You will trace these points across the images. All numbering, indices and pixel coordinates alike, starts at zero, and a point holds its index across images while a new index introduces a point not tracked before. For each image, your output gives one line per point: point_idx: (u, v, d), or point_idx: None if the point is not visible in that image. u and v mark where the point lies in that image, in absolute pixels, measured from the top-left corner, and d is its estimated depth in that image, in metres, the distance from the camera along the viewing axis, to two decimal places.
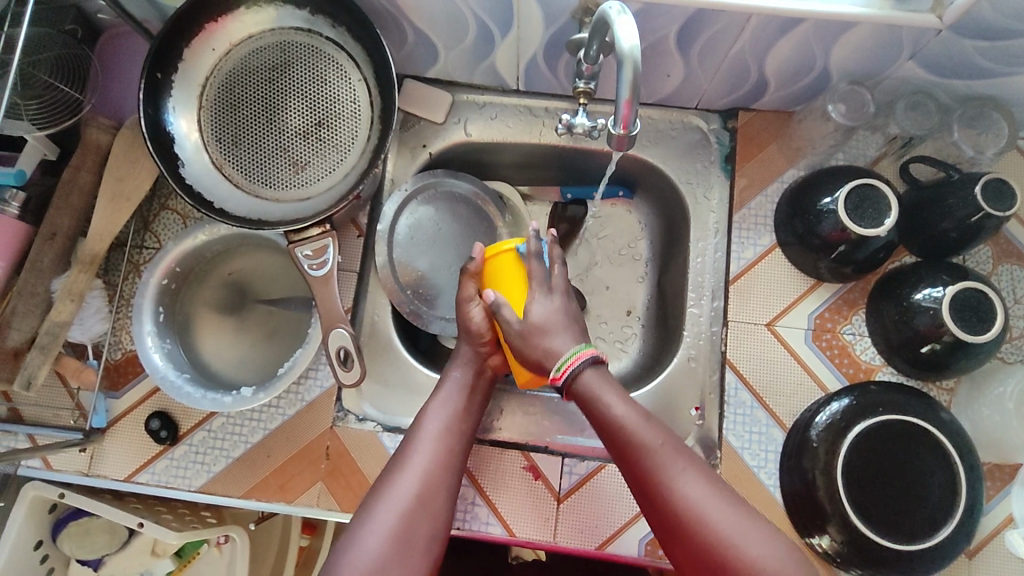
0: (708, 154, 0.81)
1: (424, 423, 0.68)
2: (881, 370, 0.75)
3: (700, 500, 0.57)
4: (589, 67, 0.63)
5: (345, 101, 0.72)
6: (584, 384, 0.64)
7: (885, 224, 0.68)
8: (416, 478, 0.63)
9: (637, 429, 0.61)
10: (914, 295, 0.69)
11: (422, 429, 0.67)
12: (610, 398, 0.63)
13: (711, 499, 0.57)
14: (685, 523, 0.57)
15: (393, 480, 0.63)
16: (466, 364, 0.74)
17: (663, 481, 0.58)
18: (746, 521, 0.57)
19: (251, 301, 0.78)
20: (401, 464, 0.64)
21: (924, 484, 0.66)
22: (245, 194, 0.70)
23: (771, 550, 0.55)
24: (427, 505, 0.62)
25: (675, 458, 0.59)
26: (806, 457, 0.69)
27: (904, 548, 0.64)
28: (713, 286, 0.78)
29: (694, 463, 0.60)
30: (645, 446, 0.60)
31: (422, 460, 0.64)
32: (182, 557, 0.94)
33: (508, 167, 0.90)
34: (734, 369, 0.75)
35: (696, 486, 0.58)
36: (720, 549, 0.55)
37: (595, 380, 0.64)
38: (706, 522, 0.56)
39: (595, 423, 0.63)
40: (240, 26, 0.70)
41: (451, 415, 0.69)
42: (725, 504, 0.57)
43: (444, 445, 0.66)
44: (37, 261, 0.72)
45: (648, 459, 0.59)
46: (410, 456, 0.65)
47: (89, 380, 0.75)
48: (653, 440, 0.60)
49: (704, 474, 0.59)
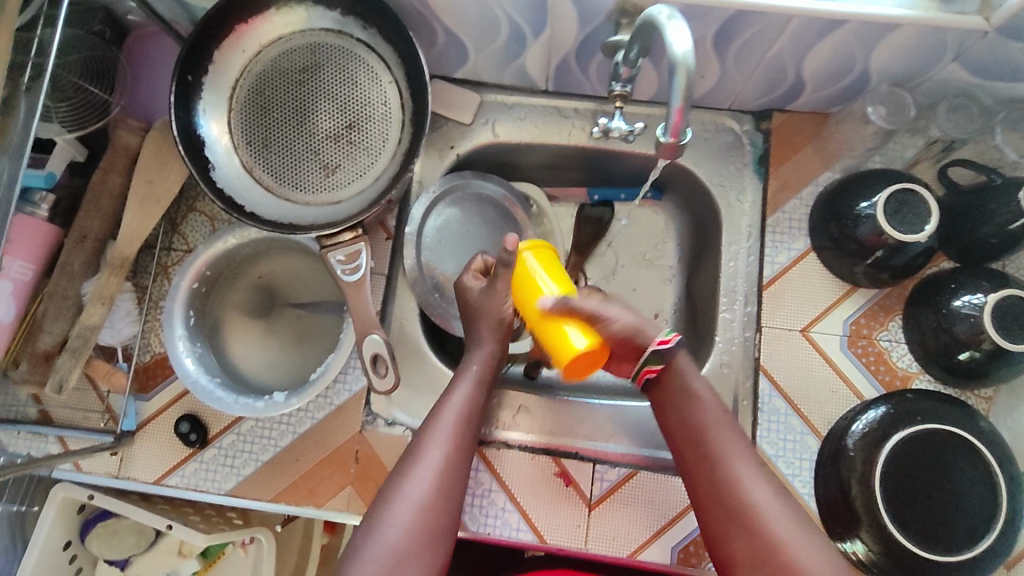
0: (741, 156, 0.79)
1: (441, 411, 0.64)
2: (918, 378, 0.74)
3: (764, 499, 0.56)
4: (628, 70, 0.62)
5: (376, 103, 0.71)
6: (676, 370, 0.64)
7: (924, 230, 0.66)
8: (433, 472, 0.60)
9: (713, 420, 0.61)
10: (953, 302, 0.68)
11: (437, 419, 0.63)
12: (695, 386, 0.63)
13: (773, 501, 0.56)
14: (744, 517, 0.56)
15: (407, 474, 0.59)
16: (484, 355, 0.69)
17: (729, 474, 0.58)
18: (800, 529, 0.55)
19: (281, 305, 0.78)
20: (416, 456, 0.61)
21: (963, 495, 0.65)
22: (276, 198, 0.70)
23: (824, 561, 0.53)
24: (443, 503, 0.59)
25: (748, 459, 0.59)
26: (842, 467, 0.68)
27: (943, 560, 0.63)
28: (746, 292, 0.77)
29: (762, 464, 0.59)
30: (720, 436, 0.60)
31: (439, 453, 0.61)
32: (207, 557, 0.93)
33: (536, 169, 0.89)
34: (768, 376, 0.75)
35: (760, 485, 0.57)
36: (777, 549, 0.54)
37: (682, 366, 0.64)
38: (765, 520, 0.55)
39: (678, 408, 0.63)
40: (271, 28, 0.70)
41: (467, 405, 0.65)
42: (785, 509, 0.56)
43: (458, 441, 0.62)
44: (68, 264, 0.72)
45: (720, 449, 0.59)
46: (426, 447, 0.61)
47: (119, 383, 0.75)
48: (730, 436, 0.60)
49: (769, 476, 0.58)
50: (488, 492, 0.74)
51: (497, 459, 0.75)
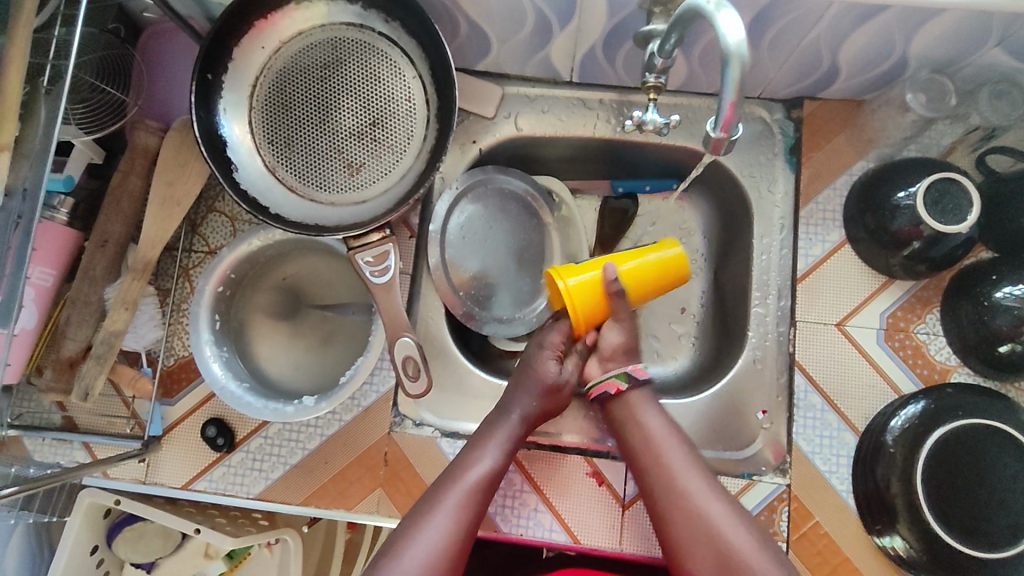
0: (772, 145, 0.77)
1: (462, 473, 0.64)
2: (957, 371, 0.72)
3: (716, 512, 0.61)
4: (663, 61, 0.60)
5: (400, 99, 0.69)
6: (630, 402, 0.68)
7: (967, 221, 0.65)
8: (448, 527, 0.61)
9: (668, 443, 0.65)
10: (994, 294, 0.66)
11: (457, 479, 0.64)
12: (649, 412, 0.67)
13: (727, 515, 0.61)
14: (700, 528, 0.60)
15: (422, 525, 0.61)
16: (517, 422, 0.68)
17: (682, 489, 0.62)
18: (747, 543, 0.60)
19: (306, 307, 0.77)
20: (429, 509, 0.62)
21: (1007, 491, 0.63)
22: (301, 198, 0.68)
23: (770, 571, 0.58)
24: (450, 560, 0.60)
25: (698, 477, 0.63)
26: (880, 464, 0.67)
27: (986, 556, 0.62)
28: (779, 284, 0.75)
29: (710, 480, 0.63)
30: (669, 453, 0.65)
31: (451, 513, 0.62)
32: (234, 557, 0.93)
33: (558, 162, 0.87)
34: (803, 372, 0.73)
35: (713, 500, 0.62)
36: (735, 559, 0.58)
37: (641, 396, 0.68)
38: (721, 532, 0.60)
39: (628, 433, 0.67)
40: (291, 23, 0.68)
41: (491, 469, 0.65)
42: (740, 524, 0.61)
43: (471, 506, 0.63)
44: (89, 269, 0.71)
45: (672, 466, 0.64)
46: (442, 501, 0.62)
47: (145, 389, 0.74)
48: (674, 452, 0.64)
49: (719, 492, 0.63)
50: (519, 493, 0.73)
51: (530, 460, 0.74)
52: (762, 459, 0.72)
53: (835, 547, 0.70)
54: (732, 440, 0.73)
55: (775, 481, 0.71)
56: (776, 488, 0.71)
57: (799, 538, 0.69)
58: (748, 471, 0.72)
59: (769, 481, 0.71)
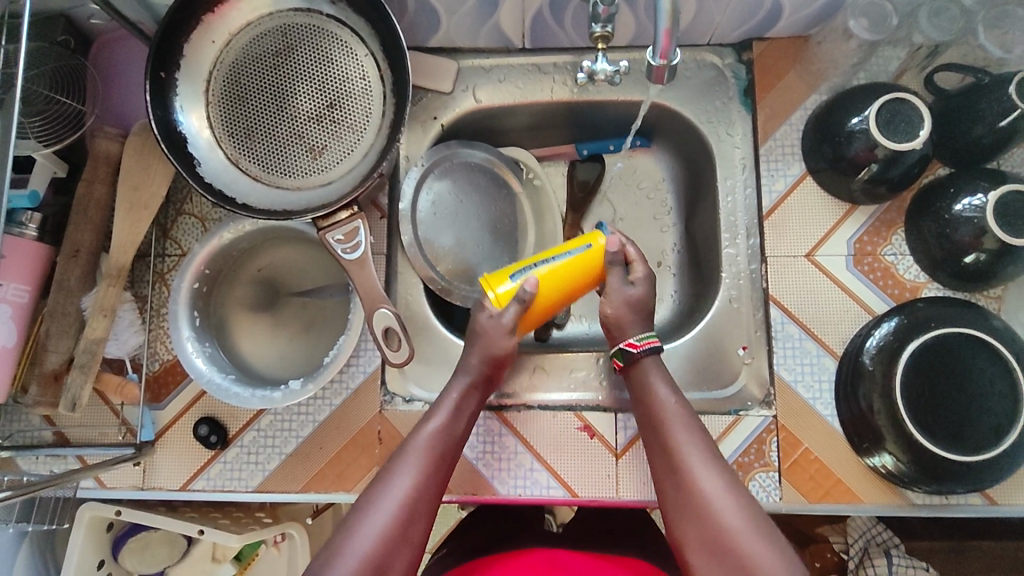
0: (726, 90, 0.79)
1: (414, 439, 0.61)
2: (927, 287, 0.73)
3: (712, 487, 0.55)
4: (606, 9, 0.61)
5: (355, 78, 0.69)
6: (638, 371, 0.65)
7: (919, 136, 0.66)
8: (408, 489, 0.57)
9: (672, 417, 0.61)
10: (954, 207, 0.68)
11: (413, 441, 0.61)
12: (660, 387, 0.64)
13: (724, 492, 0.55)
14: (692, 504, 0.55)
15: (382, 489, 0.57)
16: (464, 383, 0.67)
17: (680, 465, 0.57)
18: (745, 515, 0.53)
19: (284, 296, 0.77)
20: (388, 474, 0.58)
21: (984, 394, 0.65)
22: (266, 187, 0.69)
23: (769, 549, 0.51)
24: (409, 527, 0.55)
25: (697, 450, 0.58)
26: (862, 383, 0.68)
27: (971, 460, 0.64)
28: (746, 224, 0.77)
29: (714, 454, 0.58)
30: (674, 429, 0.60)
31: (407, 480, 0.58)
32: (242, 560, 0.92)
33: (520, 131, 0.88)
34: (779, 305, 0.75)
35: (712, 475, 0.56)
36: (726, 539, 0.52)
37: (652, 362, 0.65)
38: (715, 509, 0.54)
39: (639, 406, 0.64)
40: (238, 14, 0.68)
41: (442, 431, 0.62)
42: (737, 501, 0.54)
43: (433, 463, 0.60)
44: (63, 281, 0.71)
45: (673, 439, 0.59)
46: (397, 468, 0.59)
47: (132, 395, 0.74)
48: (678, 425, 0.60)
49: (722, 467, 0.57)
50: (514, 455, 0.74)
51: (523, 421, 0.75)
52: (747, 395, 0.75)
53: (826, 471, 0.71)
54: (714, 379, 0.76)
55: (761, 413, 0.73)
56: (762, 420, 0.72)
57: (791, 466, 0.71)
58: (735, 408, 0.74)
59: (755, 414, 0.73)
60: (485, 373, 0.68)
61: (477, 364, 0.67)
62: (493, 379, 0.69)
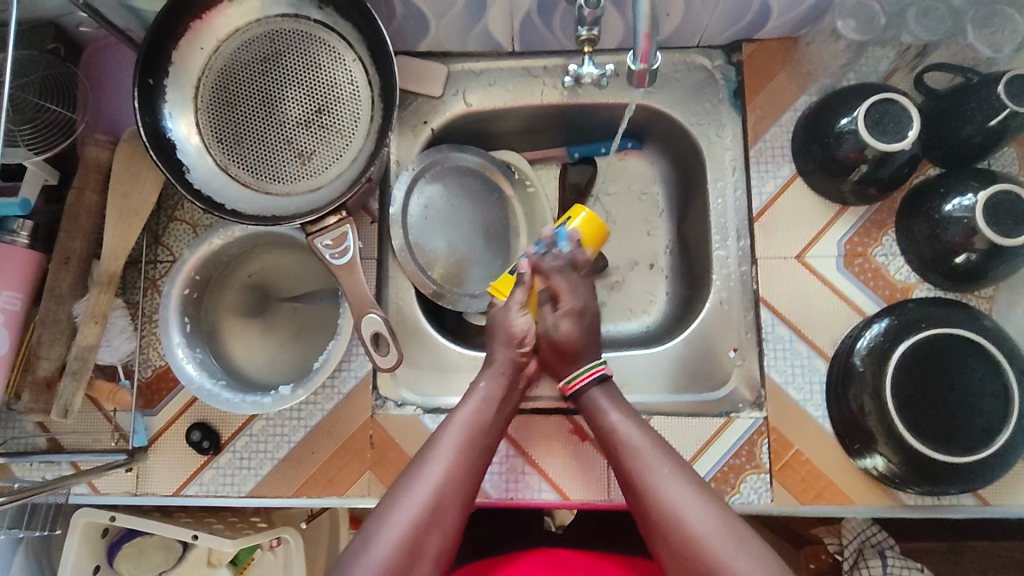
0: (716, 91, 0.80)
1: (448, 424, 0.62)
2: (918, 288, 0.73)
3: (678, 496, 0.57)
4: (592, 12, 0.61)
5: (343, 83, 0.70)
6: (587, 399, 0.68)
7: (908, 136, 0.66)
8: (442, 473, 0.58)
9: (632, 437, 0.63)
10: (944, 207, 0.67)
11: (444, 433, 0.62)
12: (612, 411, 0.66)
13: (691, 499, 0.57)
14: (660, 517, 0.57)
15: (415, 475, 0.58)
16: (495, 373, 0.68)
17: (645, 480, 0.59)
18: (718, 519, 0.56)
19: (275, 301, 0.78)
20: (421, 461, 0.59)
21: (974, 394, 0.65)
22: (255, 193, 0.69)
23: (743, 550, 0.53)
24: (442, 512, 0.56)
25: (658, 462, 0.60)
26: (852, 384, 0.68)
27: (962, 460, 0.63)
28: (737, 226, 0.78)
29: (678, 465, 0.60)
30: (633, 448, 0.62)
31: (441, 467, 0.58)
32: (238, 564, 0.93)
33: (512, 134, 0.88)
34: (769, 307, 0.74)
35: (676, 485, 0.58)
36: (698, 546, 0.54)
37: (598, 390, 0.67)
38: (683, 517, 0.56)
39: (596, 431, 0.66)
40: (226, 21, 0.68)
41: (475, 420, 0.63)
42: (706, 508, 0.56)
43: (465, 450, 0.60)
44: (55, 288, 0.71)
45: (632, 459, 0.61)
46: (430, 454, 0.60)
47: (124, 401, 0.75)
48: (636, 442, 0.62)
49: (687, 476, 0.59)
50: (506, 458, 0.74)
51: (515, 425, 0.75)
52: (738, 397, 0.75)
53: (818, 472, 0.71)
54: (706, 381, 0.77)
55: (752, 415, 0.73)
56: (754, 421, 0.72)
57: (783, 468, 0.71)
58: (726, 409, 0.75)
59: (746, 416, 0.73)
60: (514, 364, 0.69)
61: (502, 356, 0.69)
62: (522, 375, 0.70)
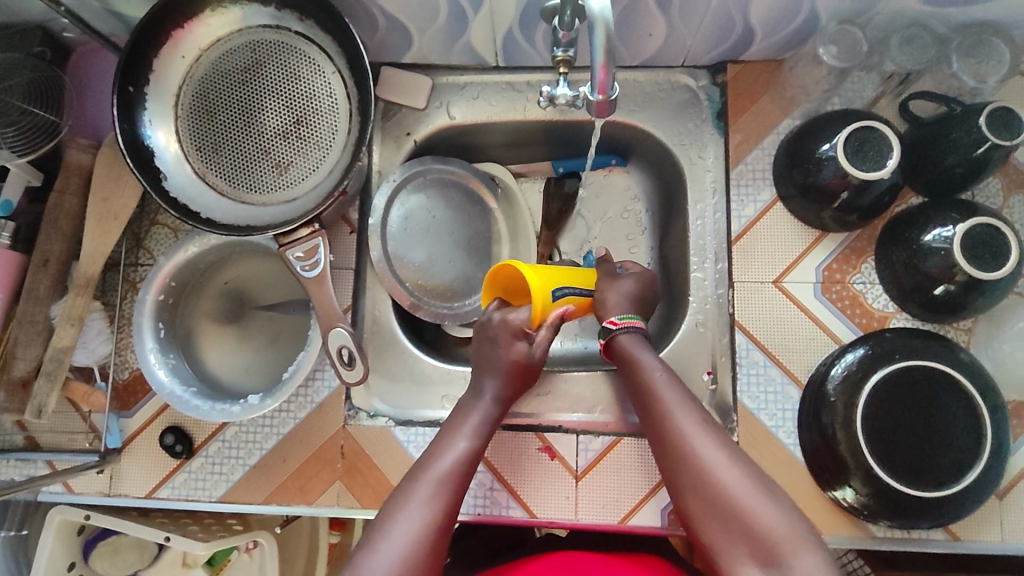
0: (699, 112, 0.79)
1: (431, 467, 0.59)
2: (896, 317, 0.72)
3: (711, 453, 0.55)
4: (566, 34, 0.60)
5: (322, 96, 0.70)
6: (620, 343, 0.66)
7: (886, 166, 0.65)
8: (426, 514, 0.55)
9: (665, 386, 0.60)
10: (924, 237, 0.66)
11: (427, 472, 0.59)
12: (645, 358, 0.63)
13: (723, 457, 0.54)
14: (688, 471, 0.55)
15: (398, 518, 0.55)
16: (484, 411, 0.66)
17: (677, 433, 0.57)
18: (747, 476, 0.53)
19: (252, 308, 0.78)
20: (403, 500, 0.56)
21: (948, 430, 0.64)
22: (232, 201, 0.69)
23: (776, 509, 0.51)
24: (427, 550, 0.53)
25: (692, 417, 0.57)
26: (824, 412, 0.67)
27: (930, 496, 0.63)
28: (715, 248, 0.77)
29: (710, 423, 0.57)
30: (666, 399, 0.59)
31: (423, 508, 0.55)
32: (214, 564, 0.94)
33: (496, 147, 0.88)
34: (744, 331, 0.74)
35: (709, 442, 0.56)
36: (727, 500, 0.52)
37: (632, 337, 0.65)
38: (715, 471, 0.54)
39: (627, 378, 0.64)
40: (206, 30, 0.69)
41: (466, 455, 0.61)
42: (736, 465, 0.54)
43: (448, 492, 0.57)
44: (33, 289, 0.72)
45: (664, 407, 0.59)
46: (412, 495, 0.57)
47: (99, 403, 0.75)
48: (667, 393, 0.60)
49: (720, 436, 0.56)
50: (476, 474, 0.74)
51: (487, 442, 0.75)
52: None
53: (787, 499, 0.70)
54: None
55: None
56: None
57: None
58: None
59: None
60: (506, 391, 0.68)
61: (495, 385, 0.67)
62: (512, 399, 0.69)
